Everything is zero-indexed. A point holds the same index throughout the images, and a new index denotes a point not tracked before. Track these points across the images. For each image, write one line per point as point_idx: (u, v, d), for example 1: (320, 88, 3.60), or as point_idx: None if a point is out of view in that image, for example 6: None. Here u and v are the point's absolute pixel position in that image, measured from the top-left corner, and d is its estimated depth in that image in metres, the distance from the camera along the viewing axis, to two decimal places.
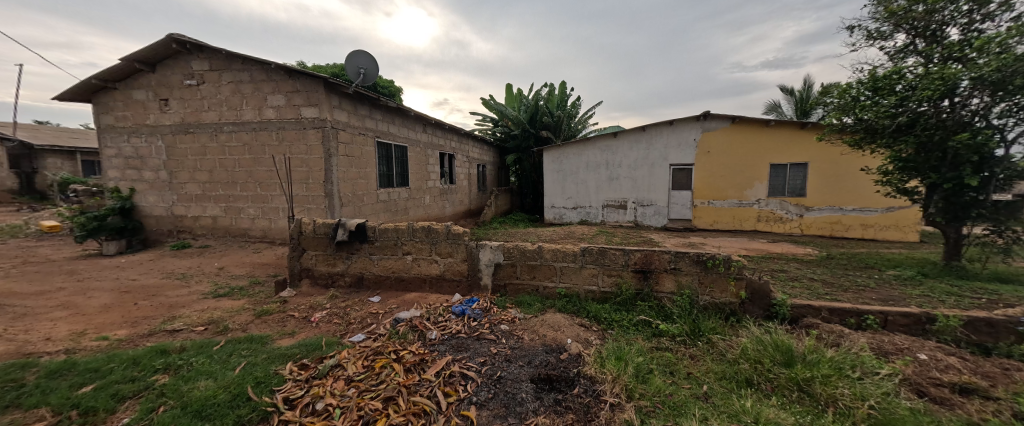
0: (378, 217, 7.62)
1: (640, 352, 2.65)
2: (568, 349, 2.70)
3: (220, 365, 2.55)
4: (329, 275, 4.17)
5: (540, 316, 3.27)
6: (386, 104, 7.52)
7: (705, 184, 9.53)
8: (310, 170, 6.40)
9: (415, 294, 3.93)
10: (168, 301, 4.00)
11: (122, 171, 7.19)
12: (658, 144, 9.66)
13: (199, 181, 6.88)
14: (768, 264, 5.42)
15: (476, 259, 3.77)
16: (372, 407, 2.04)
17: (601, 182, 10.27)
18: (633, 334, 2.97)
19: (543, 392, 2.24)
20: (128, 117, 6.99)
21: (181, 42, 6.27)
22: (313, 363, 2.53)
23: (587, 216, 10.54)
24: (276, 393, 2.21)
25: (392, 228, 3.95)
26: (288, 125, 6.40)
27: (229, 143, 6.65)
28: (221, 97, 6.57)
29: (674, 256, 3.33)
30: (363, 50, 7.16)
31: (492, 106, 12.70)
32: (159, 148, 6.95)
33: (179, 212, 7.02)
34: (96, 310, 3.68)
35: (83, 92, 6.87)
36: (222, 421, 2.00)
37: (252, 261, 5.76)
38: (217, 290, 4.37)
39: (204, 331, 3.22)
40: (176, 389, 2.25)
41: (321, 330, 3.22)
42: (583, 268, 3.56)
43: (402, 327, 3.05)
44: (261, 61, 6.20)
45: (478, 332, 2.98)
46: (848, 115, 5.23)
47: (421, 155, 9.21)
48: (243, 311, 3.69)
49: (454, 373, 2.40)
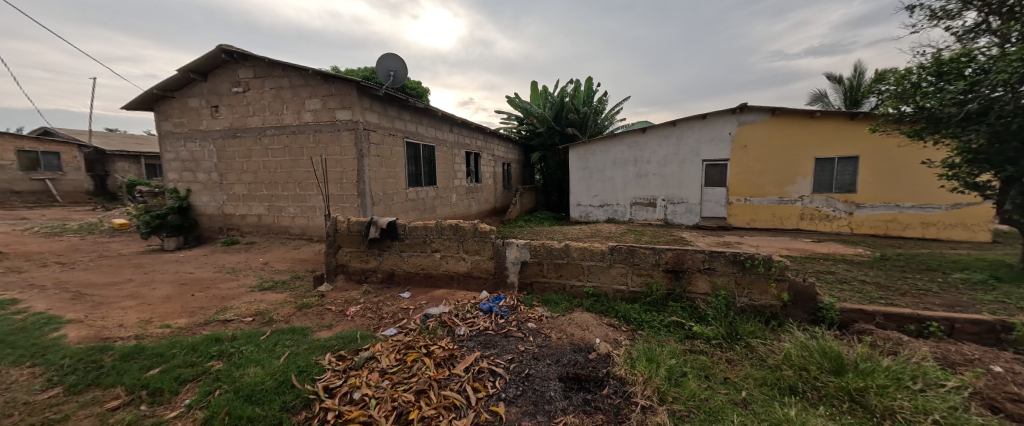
0: (407, 215, 7.85)
1: (672, 354, 2.57)
2: (598, 349, 2.66)
3: (267, 353, 2.73)
4: (362, 270, 4.34)
5: (567, 315, 3.25)
6: (415, 105, 7.72)
7: (742, 180, 9.05)
8: (344, 170, 6.69)
9: (443, 290, 4.01)
10: (220, 293, 4.34)
11: (179, 173, 7.83)
12: (690, 139, 9.28)
13: (246, 182, 7.38)
14: (811, 265, 5.07)
15: (503, 257, 3.80)
16: (405, 399, 2.11)
17: (628, 180, 10.02)
18: (664, 335, 2.88)
19: (572, 392, 2.22)
20: (184, 124, 7.62)
21: (229, 52, 6.73)
22: (349, 354, 2.65)
23: (614, 214, 10.32)
24: (317, 382, 2.34)
25: (421, 225, 4.05)
26: (324, 128, 6.71)
27: (271, 146, 7.08)
28: (265, 103, 7.00)
29: (709, 256, 3.19)
30: (392, 53, 7.37)
31: (518, 104, 12.69)
32: (211, 151, 7.51)
33: (228, 211, 7.57)
34: (159, 300, 4.05)
35: (147, 101, 7.54)
36: (270, 406, 2.14)
37: (293, 257, 6.11)
38: (262, 284, 4.68)
39: (252, 321, 3.46)
40: (229, 375, 2.43)
41: (356, 323, 3.37)
42: (612, 267, 3.49)
43: (432, 322, 3.14)
44: (299, 67, 6.54)
45: (505, 330, 3.00)
46: (906, 104, 4.80)
47: (449, 155, 9.38)
48: (286, 303, 3.93)
49: (483, 369, 2.44)
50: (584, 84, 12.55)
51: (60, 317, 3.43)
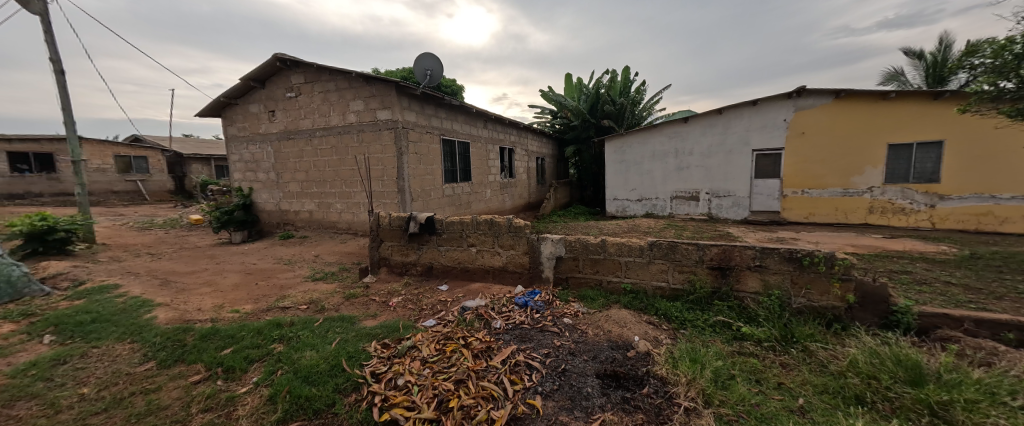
0: (444, 211, 8.08)
1: (719, 355, 2.44)
2: (636, 347, 2.60)
3: (320, 339, 2.94)
4: (403, 263, 4.54)
5: (604, 312, 3.19)
6: (451, 102, 7.88)
7: (799, 170, 8.32)
8: (385, 168, 6.99)
9: (479, 283, 4.10)
10: (280, 282, 4.74)
11: (243, 173, 8.60)
12: (738, 128, 8.66)
13: (299, 180, 7.94)
14: (882, 264, 4.56)
15: (538, 252, 3.80)
16: (445, 387, 2.19)
17: (668, 172, 9.58)
18: (710, 335, 2.73)
19: (609, 389, 2.19)
20: (246, 128, 8.33)
21: (283, 60, 7.25)
22: (393, 343, 2.80)
23: (653, 209, 9.93)
24: (365, 367, 2.49)
25: (457, 220, 4.15)
26: (366, 128, 7.05)
27: (320, 147, 7.56)
28: (314, 106, 7.48)
29: (760, 253, 2.98)
30: (429, 53, 7.56)
31: (552, 97, 12.51)
32: (269, 152, 8.17)
33: (284, 207, 8.20)
34: (229, 288, 4.51)
35: (215, 109, 8.34)
36: (324, 387, 2.32)
37: (341, 250, 6.52)
38: (315, 274, 5.05)
39: (307, 309, 3.75)
40: (289, 357, 2.65)
41: (398, 313, 3.54)
42: (651, 264, 3.37)
43: (469, 315, 3.22)
44: (344, 71, 6.90)
45: (541, 324, 3.00)
46: (1006, 79, 4.16)
47: (483, 151, 9.50)
48: (336, 293, 4.22)
49: (519, 362, 2.46)
50: (622, 74, 12.10)
51: (151, 301, 3.93)
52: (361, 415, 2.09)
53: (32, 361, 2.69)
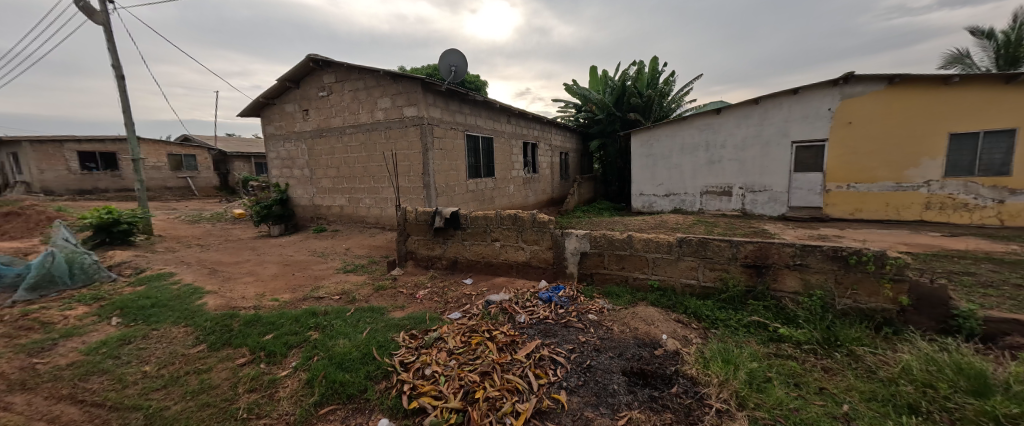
0: (468, 206, 8.17)
1: (753, 356, 2.34)
2: (664, 345, 2.53)
3: (352, 328, 3.07)
4: (429, 257, 4.64)
5: (630, 308, 3.14)
6: (475, 98, 7.94)
7: (844, 163, 7.76)
8: (411, 164, 7.14)
9: (503, 278, 4.13)
10: (314, 273, 4.99)
11: (280, 170, 9.05)
12: (776, 118, 8.18)
13: (331, 176, 8.27)
14: (941, 265, 4.18)
15: (562, 247, 3.77)
16: (471, 378, 2.22)
17: (698, 166, 9.22)
18: (744, 336, 2.62)
19: (636, 387, 2.15)
20: (282, 127, 8.76)
21: (316, 61, 7.54)
22: (420, 334, 2.87)
23: (681, 204, 9.60)
24: (394, 356, 2.58)
25: (482, 216, 4.19)
26: (394, 125, 7.22)
27: (350, 144, 7.83)
28: (344, 105, 7.74)
29: (800, 250, 2.82)
30: (454, 49, 7.60)
31: (576, 91, 12.29)
32: (303, 150, 8.55)
33: (318, 202, 8.58)
34: (269, 278, 4.79)
35: (255, 109, 8.81)
36: (357, 373, 2.42)
37: (370, 244, 6.74)
38: (346, 266, 5.27)
39: (340, 299, 3.92)
40: (324, 344, 2.79)
41: (424, 305, 3.63)
42: (680, 260, 3.27)
43: (494, 309, 3.26)
44: (372, 70, 7.08)
45: (565, 320, 2.99)
46: None
47: (507, 146, 9.50)
48: (366, 285, 4.38)
49: (544, 357, 2.47)
50: (650, 65, 11.70)
51: (202, 288, 4.24)
52: (391, 402, 2.16)
53: (103, 340, 2.98)
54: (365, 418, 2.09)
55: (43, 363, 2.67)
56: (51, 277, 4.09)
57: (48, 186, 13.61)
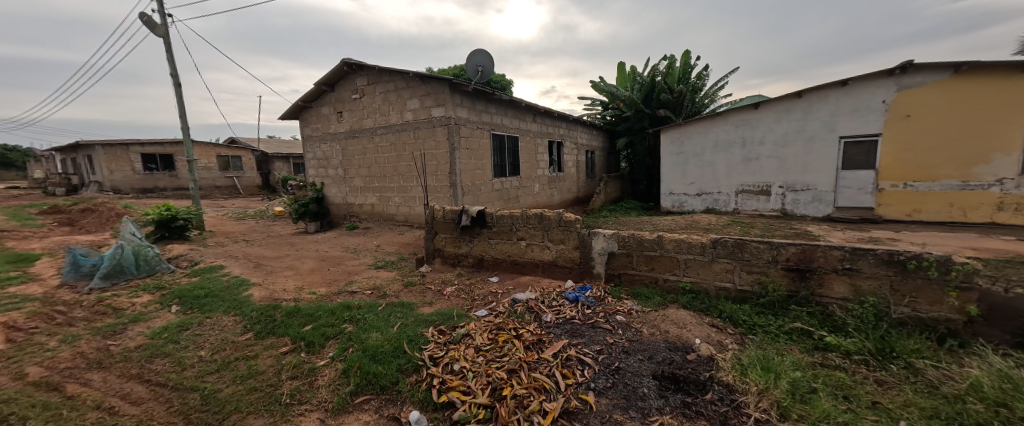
0: (493, 205, 8.25)
1: (796, 365, 2.21)
2: (697, 350, 2.45)
3: (383, 322, 3.18)
4: (456, 255, 4.71)
5: (660, 311, 3.05)
6: (501, 98, 7.99)
7: (901, 160, 7.14)
8: (439, 163, 7.27)
9: (529, 277, 4.12)
10: (348, 268, 5.20)
11: (317, 170, 9.51)
12: (821, 112, 7.66)
13: (363, 175, 8.57)
14: (1015, 272, 3.76)
15: (589, 247, 3.73)
16: (499, 376, 2.25)
17: (733, 164, 8.81)
18: (785, 343, 2.48)
19: (668, 391, 2.09)
20: (319, 129, 9.19)
21: (350, 64, 7.84)
22: (448, 330, 2.93)
23: (714, 204, 9.22)
24: (424, 350, 2.65)
25: (508, 214, 4.21)
26: (422, 125, 7.39)
27: (381, 144, 8.09)
28: (375, 106, 8.00)
29: (850, 254, 2.64)
30: (482, 49, 7.66)
31: (603, 88, 12.03)
32: (337, 150, 8.93)
33: (350, 200, 8.93)
34: (307, 272, 5.05)
35: (294, 112, 9.31)
36: (389, 366, 2.50)
37: (399, 241, 6.95)
38: (377, 263, 5.46)
39: (372, 294, 4.07)
40: (358, 336, 2.90)
41: (451, 302, 3.70)
42: (714, 262, 3.14)
43: (520, 307, 3.26)
44: (402, 72, 7.28)
45: (593, 320, 2.95)
46: None
47: (532, 145, 9.49)
48: (395, 280, 4.53)
49: (571, 357, 2.45)
50: (683, 59, 11.28)
51: (248, 280, 4.54)
52: (421, 395, 2.22)
53: (165, 325, 3.26)
54: (398, 409, 2.17)
55: (115, 345, 2.96)
56: (121, 268, 4.51)
57: (117, 185, 15.00)
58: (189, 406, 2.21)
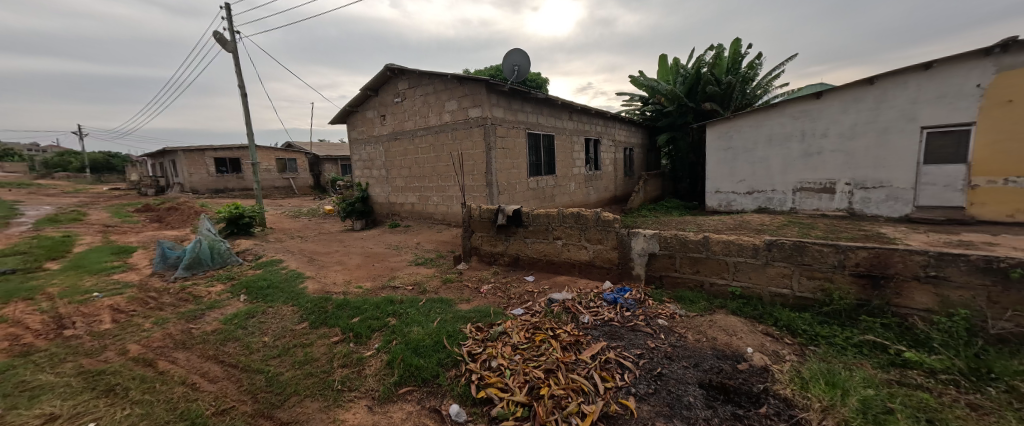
0: (529, 204, 8.25)
1: (867, 382, 1.99)
2: (750, 360, 2.29)
3: (424, 317, 3.30)
4: (492, 253, 4.77)
5: (706, 316, 2.89)
6: (537, 96, 7.98)
7: (999, 153, 6.21)
8: (475, 163, 7.40)
9: (565, 277, 4.08)
10: (390, 265, 5.45)
11: (363, 171, 10.04)
12: (897, 100, 6.86)
13: (404, 176, 8.93)
14: None
15: (628, 248, 3.61)
16: (536, 375, 2.25)
17: (790, 160, 8.13)
18: (853, 357, 2.25)
19: (716, 402, 1.98)
20: (364, 131, 9.69)
21: (392, 69, 8.20)
22: (485, 327, 2.98)
23: (767, 203, 8.58)
24: (462, 346, 2.71)
25: (544, 213, 4.19)
26: (459, 126, 7.55)
27: (421, 145, 8.37)
28: (416, 108, 8.30)
29: (936, 260, 2.35)
30: (518, 48, 7.68)
31: (643, 82, 11.58)
32: (381, 152, 9.37)
33: (393, 200, 9.34)
34: (354, 267, 5.36)
35: (342, 116, 9.90)
36: (429, 359, 2.58)
37: (438, 239, 7.16)
38: (417, 259, 5.67)
39: (412, 290, 4.23)
40: (401, 330, 3.03)
41: (488, 300, 3.75)
42: (769, 266, 2.93)
43: (556, 307, 3.24)
44: (440, 74, 7.49)
45: (632, 323, 2.86)
46: None
47: (568, 143, 9.38)
48: (435, 277, 4.67)
49: (610, 360, 2.39)
50: (732, 48, 10.58)
51: (303, 273, 4.90)
52: (460, 389, 2.28)
53: (235, 312, 3.62)
54: (438, 402, 2.23)
55: (195, 328, 3.32)
56: (199, 260, 5.05)
57: (194, 186, 16.80)
58: (255, 387, 2.42)
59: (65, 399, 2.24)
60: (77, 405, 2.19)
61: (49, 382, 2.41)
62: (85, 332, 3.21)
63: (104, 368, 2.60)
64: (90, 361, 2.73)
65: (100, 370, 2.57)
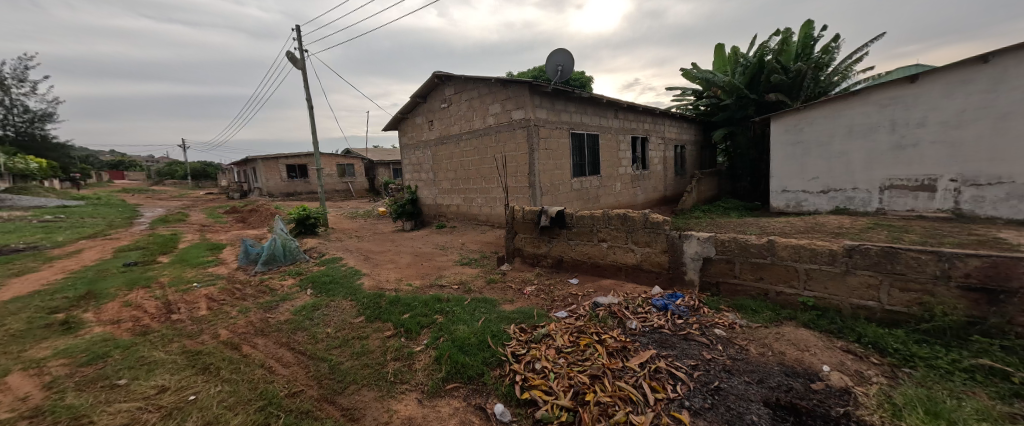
0: (572, 205, 8.11)
1: (982, 414, 1.68)
2: (826, 379, 2.03)
3: (469, 316, 3.35)
4: (535, 255, 4.71)
5: (772, 328, 2.62)
6: (581, 96, 7.83)
7: None
8: (518, 164, 7.42)
9: (610, 280, 3.94)
10: (437, 264, 5.63)
11: (412, 174, 10.52)
12: (1019, 80, 5.77)
13: (450, 178, 9.20)
14: None
15: (680, 251, 3.40)
16: (581, 380, 2.18)
17: (876, 153, 7.19)
18: (962, 384, 1.91)
19: (784, 423, 1.78)
20: (414, 137, 10.15)
21: (440, 77, 8.50)
22: (529, 329, 2.96)
23: (846, 203, 7.68)
24: (506, 346, 2.71)
25: (589, 214, 4.08)
26: (503, 128, 7.61)
27: (466, 148, 8.58)
28: (461, 113, 8.53)
29: None
30: (562, 48, 7.58)
31: (696, 75, 10.89)
32: (429, 156, 9.75)
33: (440, 201, 9.66)
34: (403, 265, 5.62)
35: (394, 123, 10.47)
36: (475, 357, 2.61)
37: (482, 240, 7.27)
38: (463, 259, 5.80)
39: (458, 289, 4.33)
40: (447, 327, 3.11)
41: (532, 301, 3.72)
42: (849, 275, 2.59)
43: (602, 311, 3.12)
44: (484, 78, 7.62)
45: (685, 332, 2.68)
46: None
47: (614, 142, 9.09)
48: (479, 277, 4.74)
49: (660, 369, 2.25)
50: (800, 33, 9.63)
51: (359, 271, 5.24)
52: (505, 389, 2.27)
53: (303, 305, 3.95)
54: (483, 400, 2.25)
55: (271, 317, 3.68)
56: (274, 257, 5.59)
57: (271, 191, 18.72)
58: (320, 373, 2.62)
59: (173, 374, 2.58)
60: (182, 379, 2.52)
61: (162, 359, 2.80)
62: (187, 317, 3.69)
63: (202, 349, 2.97)
64: (191, 342, 3.12)
65: (199, 350, 2.94)
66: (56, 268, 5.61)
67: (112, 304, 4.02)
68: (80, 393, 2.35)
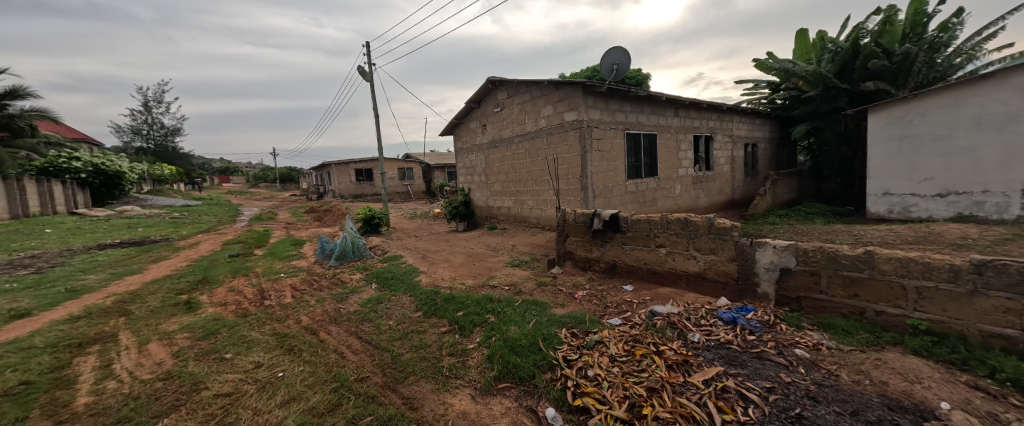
0: (626, 208, 7.80)
1: None
2: (945, 419, 1.71)
3: (520, 317, 3.37)
4: (587, 259, 4.60)
5: (869, 353, 2.28)
6: (638, 95, 7.51)
7: None
8: (570, 166, 7.32)
9: (669, 288, 3.71)
10: (489, 265, 5.75)
11: (466, 177, 10.88)
12: None
13: (501, 181, 9.35)
14: None
15: (752, 260, 3.10)
16: (638, 392, 2.08)
17: (1014, 149, 5.94)
18: None
19: None
20: (468, 141, 10.51)
21: (493, 82, 8.71)
22: (581, 334, 2.90)
23: (971, 209, 6.44)
24: (558, 350, 2.68)
25: (645, 219, 3.89)
26: (555, 130, 7.58)
27: (518, 151, 8.67)
28: (513, 117, 8.65)
29: None
30: (618, 46, 7.33)
31: (773, 64, 9.86)
32: (481, 160, 10.03)
33: (491, 203, 9.87)
34: (457, 265, 5.82)
35: (450, 128, 10.93)
36: (526, 359, 2.62)
37: (532, 242, 7.29)
38: (513, 261, 5.86)
39: (509, 290, 4.38)
40: (499, 328, 3.16)
41: (584, 306, 3.64)
42: (977, 297, 2.18)
43: (660, 321, 2.96)
44: (537, 81, 7.65)
45: (757, 350, 2.43)
46: None
47: (674, 142, 8.58)
48: (530, 279, 4.75)
49: (728, 388, 2.07)
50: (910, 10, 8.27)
51: (417, 268, 5.54)
52: (556, 393, 2.25)
53: (368, 298, 4.27)
54: (535, 402, 2.25)
55: (342, 307, 4.04)
56: (345, 253, 6.14)
57: (342, 193, 20.58)
58: (384, 362, 2.82)
59: (266, 352, 2.95)
60: (273, 357, 2.88)
61: (258, 338, 3.22)
62: (277, 303, 4.19)
63: (288, 332, 3.36)
64: (280, 325, 3.54)
65: (286, 333, 3.33)
66: (181, 257, 6.72)
67: (220, 289, 4.71)
68: (198, 362, 2.78)
